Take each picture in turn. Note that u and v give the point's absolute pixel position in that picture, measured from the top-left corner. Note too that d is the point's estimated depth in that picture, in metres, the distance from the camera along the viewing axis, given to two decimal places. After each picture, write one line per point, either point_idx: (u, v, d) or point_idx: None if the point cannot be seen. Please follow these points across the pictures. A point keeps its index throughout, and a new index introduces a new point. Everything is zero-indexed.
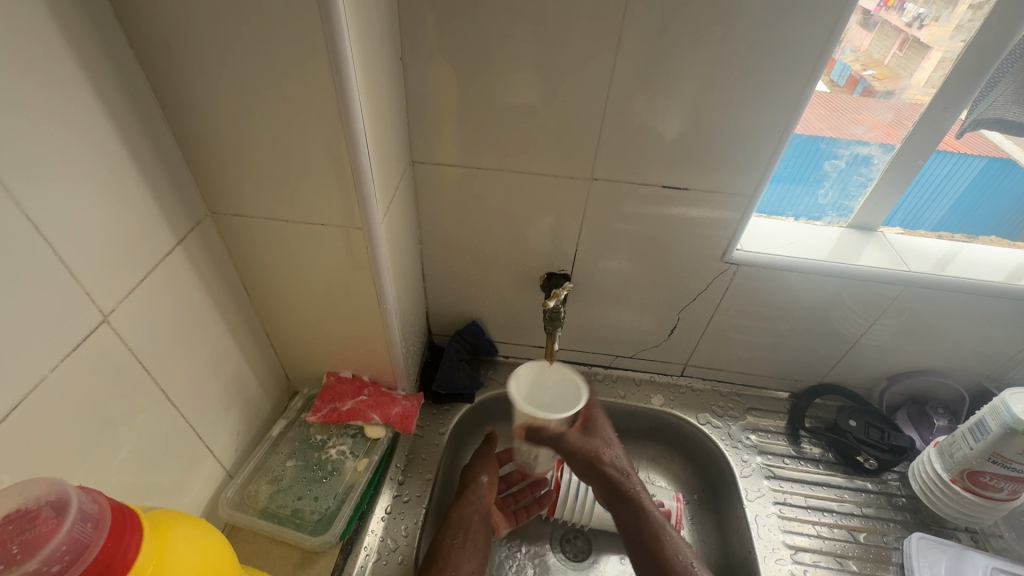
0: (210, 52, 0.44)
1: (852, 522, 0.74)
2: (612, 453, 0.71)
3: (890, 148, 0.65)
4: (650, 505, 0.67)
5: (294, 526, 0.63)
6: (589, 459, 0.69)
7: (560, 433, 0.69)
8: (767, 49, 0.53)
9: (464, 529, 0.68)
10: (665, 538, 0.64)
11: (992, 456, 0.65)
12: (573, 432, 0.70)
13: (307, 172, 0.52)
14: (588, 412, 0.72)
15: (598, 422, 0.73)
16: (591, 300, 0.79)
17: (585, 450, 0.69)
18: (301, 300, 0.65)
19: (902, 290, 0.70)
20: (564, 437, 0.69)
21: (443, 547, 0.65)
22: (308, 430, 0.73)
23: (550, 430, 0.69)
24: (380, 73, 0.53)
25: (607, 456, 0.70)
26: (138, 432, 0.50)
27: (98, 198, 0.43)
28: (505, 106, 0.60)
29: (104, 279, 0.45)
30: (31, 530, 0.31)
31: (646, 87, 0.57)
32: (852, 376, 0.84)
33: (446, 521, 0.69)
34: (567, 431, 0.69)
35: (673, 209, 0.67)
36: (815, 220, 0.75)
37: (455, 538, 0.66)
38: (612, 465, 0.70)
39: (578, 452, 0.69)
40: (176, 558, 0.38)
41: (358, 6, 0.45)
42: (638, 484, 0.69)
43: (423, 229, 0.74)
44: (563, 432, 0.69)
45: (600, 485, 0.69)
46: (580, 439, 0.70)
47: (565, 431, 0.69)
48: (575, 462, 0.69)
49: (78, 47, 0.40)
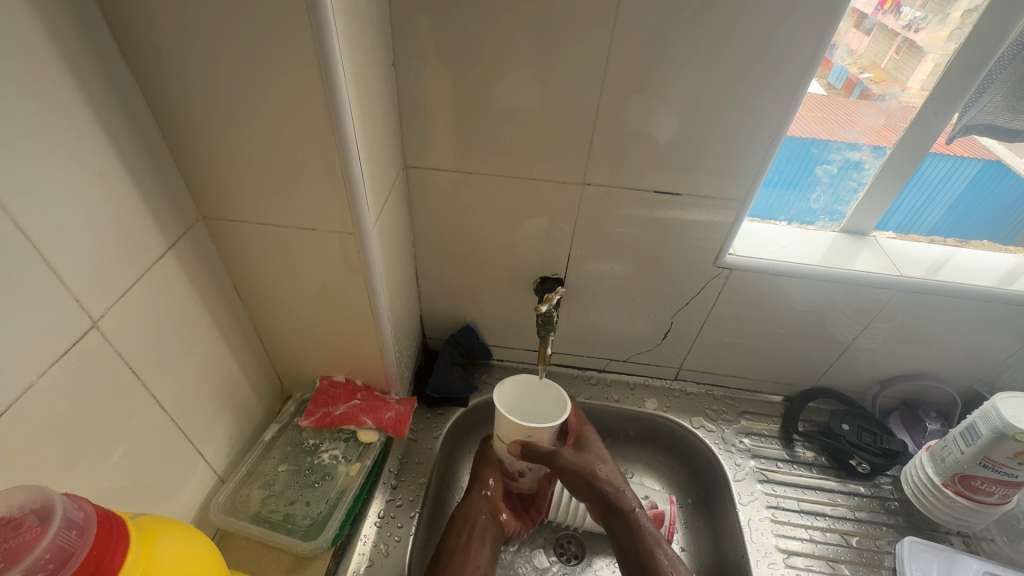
0: (201, 59, 0.45)
1: (844, 526, 0.74)
2: (607, 470, 0.71)
3: (882, 152, 0.66)
4: (648, 524, 0.67)
5: (286, 531, 0.63)
6: (586, 478, 0.68)
7: (554, 453, 0.68)
8: (757, 53, 0.53)
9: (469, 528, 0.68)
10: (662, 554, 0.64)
11: (983, 460, 0.65)
12: (568, 450, 0.70)
13: (299, 177, 0.52)
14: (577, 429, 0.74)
15: (590, 441, 0.74)
16: (585, 303, 0.79)
17: (581, 469, 0.69)
18: (293, 305, 0.65)
19: (895, 294, 0.70)
20: (560, 455, 0.68)
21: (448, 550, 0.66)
22: (301, 433, 0.73)
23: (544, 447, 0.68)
24: (372, 79, 0.53)
25: (602, 472, 0.70)
26: (129, 437, 0.50)
27: (87, 204, 0.43)
28: (498, 111, 0.60)
29: (94, 285, 0.45)
30: (16, 538, 0.31)
31: (639, 92, 0.57)
32: (845, 380, 0.84)
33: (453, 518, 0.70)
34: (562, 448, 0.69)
35: (665, 213, 0.67)
36: (807, 224, 0.75)
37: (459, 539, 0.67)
38: (609, 482, 0.69)
39: (573, 470, 0.68)
40: (163, 565, 0.38)
41: (349, 12, 0.45)
42: (635, 504, 0.68)
43: (416, 233, 0.74)
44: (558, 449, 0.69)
45: (594, 502, 0.68)
46: (577, 457, 0.70)
47: (561, 450, 0.69)
48: (571, 478, 0.69)
49: (68, 53, 0.40)
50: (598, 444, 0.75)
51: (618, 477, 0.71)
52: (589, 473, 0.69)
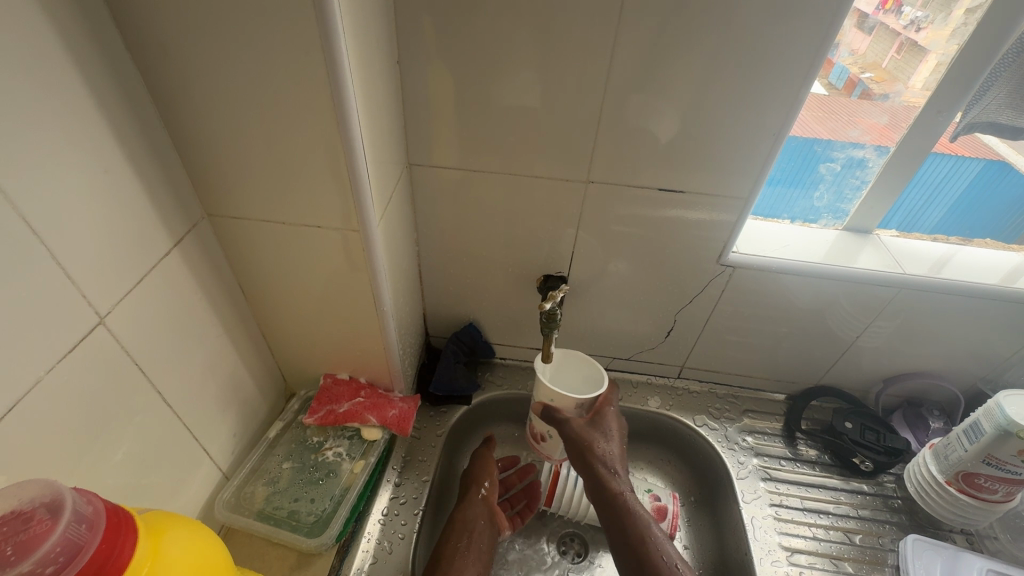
0: (206, 57, 0.45)
1: (847, 524, 0.74)
2: (606, 449, 0.70)
3: (885, 151, 0.66)
4: (637, 508, 0.67)
5: (290, 527, 0.63)
6: (582, 451, 0.69)
7: (565, 419, 0.70)
8: (762, 50, 0.53)
9: (468, 532, 0.68)
10: (650, 540, 0.64)
11: (986, 457, 0.65)
12: (579, 419, 0.71)
13: (304, 174, 0.52)
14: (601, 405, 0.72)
15: (606, 418, 0.72)
16: (588, 301, 0.80)
17: (580, 440, 0.69)
18: (297, 302, 0.65)
19: (898, 292, 0.70)
20: (567, 421, 0.70)
21: (447, 552, 0.66)
22: (304, 431, 0.73)
23: (560, 412, 0.70)
24: (376, 77, 0.53)
25: (600, 449, 0.70)
26: (135, 434, 0.50)
27: (94, 201, 0.43)
28: (502, 109, 0.60)
29: (100, 282, 0.45)
30: (26, 531, 0.31)
31: (642, 91, 0.57)
32: (847, 378, 0.84)
33: (450, 522, 0.70)
34: (572, 418, 0.70)
35: (669, 211, 0.67)
36: (811, 223, 0.75)
37: (458, 542, 0.67)
38: (604, 461, 0.69)
39: (573, 440, 0.69)
40: (170, 560, 0.38)
41: (354, 10, 0.45)
42: (625, 488, 0.69)
43: (419, 231, 0.74)
44: (570, 416, 0.70)
45: (587, 477, 0.69)
46: (583, 427, 0.70)
47: (571, 418, 0.70)
48: (571, 451, 0.70)
49: (74, 51, 0.40)
50: (615, 422, 0.73)
51: (617, 459, 0.71)
52: (586, 446, 0.69)
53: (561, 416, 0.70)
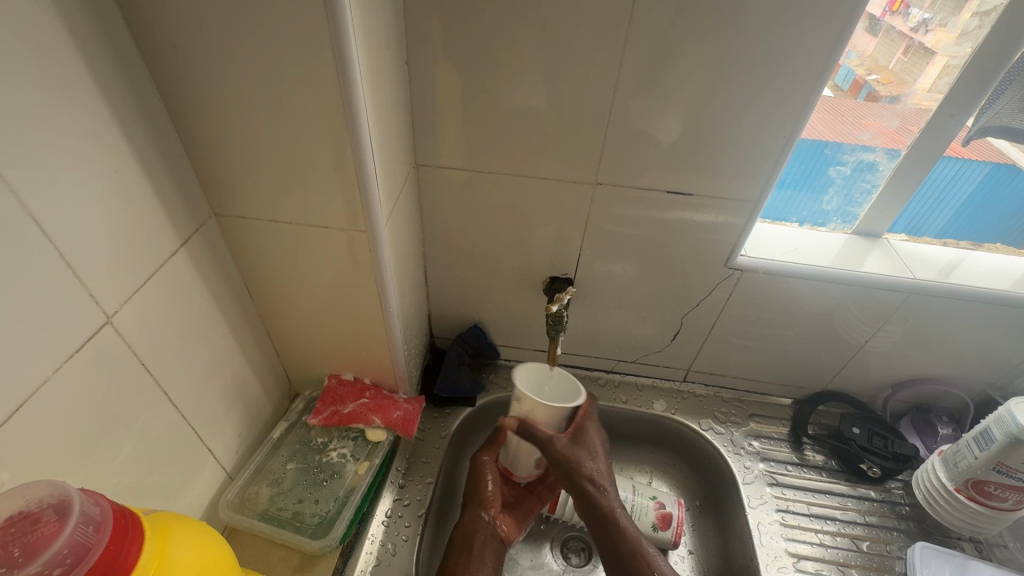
0: (214, 54, 0.44)
1: (854, 530, 0.74)
2: (594, 466, 0.69)
3: (896, 154, 0.65)
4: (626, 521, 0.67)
5: (295, 529, 0.63)
6: (570, 470, 0.67)
7: (548, 438, 0.66)
8: (773, 51, 0.53)
9: (468, 549, 0.66)
10: (639, 553, 0.64)
11: (997, 465, 0.65)
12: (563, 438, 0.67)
13: (311, 175, 0.52)
14: (582, 420, 0.69)
15: (589, 433, 0.70)
16: (594, 303, 0.79)
17: (568, 461, 0.67)
18: (303, 302, 0.65)
19: (908, 296, 0.69)
20: (554, 444, 0.66)
21: (448, 569, 0.64)
22: (309, 432, 0.73)
23: (542, 430, 0.66)
24: (385, 77, 0.52)
25: (589, 468, 0.68)
26: (139, 434, 0.50)
27: (102, 200, 0.43)
28: (509, 110, 0.60)
29: (108, 281, 0.45)
30: (34, 532, 0.31)
31: (652, 92, 0.57)
32: (855, 383, 0.84)
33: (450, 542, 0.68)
34: (557, 437, 0.66)
35: (676, 214, 0.67)
36: (819, 226, 0.75)
37: (459, 559, 0.65)
38: (592, 479, 0.68)
39: (563, 461, 0.67)
40: (176, 562, 0.37)
41: (364, 9, 0.45)
42: (616, 502, 0.68)
43: (426, 231, 0.74)
44: (555, 438, 0.66)
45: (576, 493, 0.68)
46: (569, 448, 0.67)
47: (555, 438, 0.66)
48: (558, 468, 0.68)
49: (84, 48, 0.40)
50: (597, 436, 0.71)
51: (606, 475, 0.70)
52: (575, 466, 0.67)
53: (543, 436, 0.66)
